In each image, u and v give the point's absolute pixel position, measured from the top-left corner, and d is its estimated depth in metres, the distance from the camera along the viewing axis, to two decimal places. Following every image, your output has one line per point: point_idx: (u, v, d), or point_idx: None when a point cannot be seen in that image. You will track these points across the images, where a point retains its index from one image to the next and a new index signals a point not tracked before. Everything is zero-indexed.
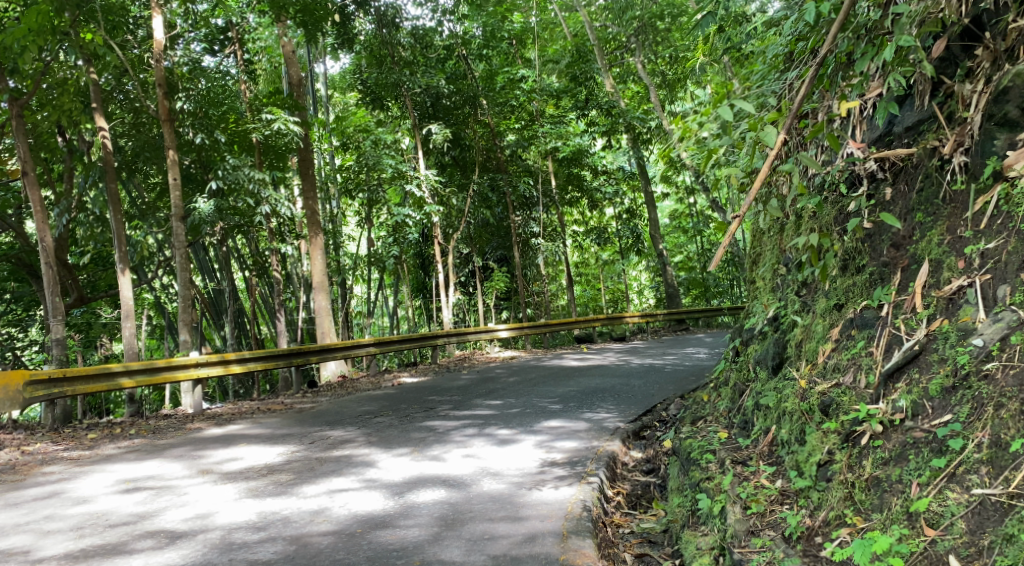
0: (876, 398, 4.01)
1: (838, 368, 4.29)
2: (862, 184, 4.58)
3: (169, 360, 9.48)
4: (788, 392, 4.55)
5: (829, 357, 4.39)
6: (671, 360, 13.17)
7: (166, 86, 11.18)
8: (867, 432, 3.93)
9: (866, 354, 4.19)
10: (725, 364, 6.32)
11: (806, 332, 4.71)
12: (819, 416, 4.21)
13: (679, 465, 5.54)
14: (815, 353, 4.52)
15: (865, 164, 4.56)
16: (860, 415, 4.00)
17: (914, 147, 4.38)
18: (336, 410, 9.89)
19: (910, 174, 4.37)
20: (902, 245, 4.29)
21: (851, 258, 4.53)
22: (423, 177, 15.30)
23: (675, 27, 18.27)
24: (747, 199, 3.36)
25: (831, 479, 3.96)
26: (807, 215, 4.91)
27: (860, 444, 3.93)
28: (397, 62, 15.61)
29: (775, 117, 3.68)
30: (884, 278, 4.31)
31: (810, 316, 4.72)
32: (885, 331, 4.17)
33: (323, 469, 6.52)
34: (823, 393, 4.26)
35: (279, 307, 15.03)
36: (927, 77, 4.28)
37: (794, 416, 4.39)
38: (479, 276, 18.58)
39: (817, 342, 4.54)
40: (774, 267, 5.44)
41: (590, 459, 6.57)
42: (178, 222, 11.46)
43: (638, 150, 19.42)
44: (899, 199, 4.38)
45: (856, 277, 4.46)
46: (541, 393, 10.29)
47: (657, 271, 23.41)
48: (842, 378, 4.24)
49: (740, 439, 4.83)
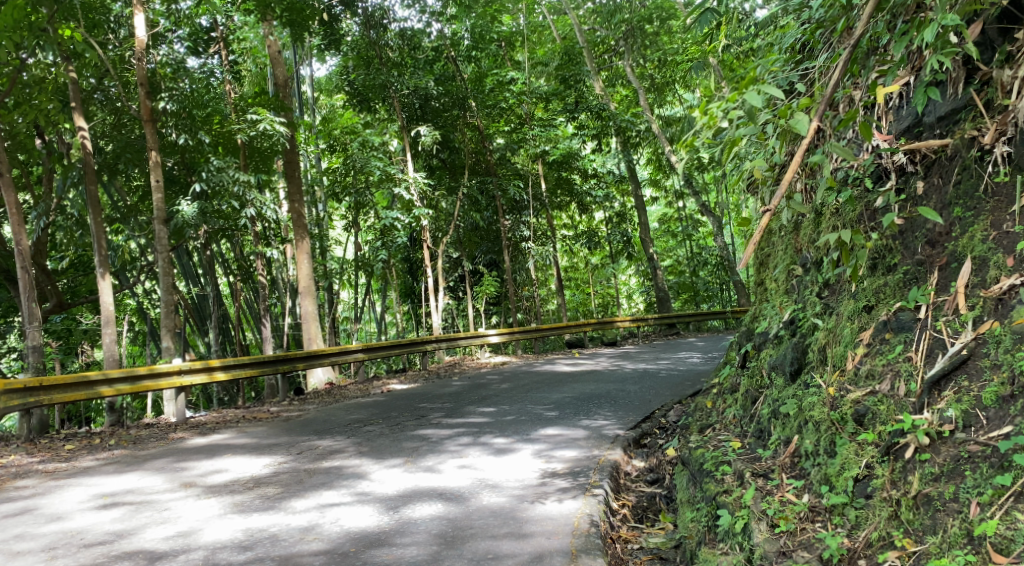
0: (920, 408, 3.74)
1: (872, 375, 4.03)
2: (890, 177, 4.32)
3: (151, 367, 9.11)
4: (812, 400, 4.29)
5: (860, 363, 4.13)
6: (666, 364, 12.92)
7: (148, 86, 10.79)
8: (912, 444, 3.67)
9: (904, 360, 3.93)
10: (732, 371, 6.06)
11: (829, 335, 4.45)
12: (853, 427, 3.96)
13: (689, 476, 5.27)
14: (842, 358, 4.26)
15: (892, 157, 4.30)
16: (904, 426, 3.74)
17: (948, 137, 4.14)
18: (324, 418, 9.57)
19: (944, 167, 4.12)
20: (938, 242, 4.04)
21: (881, 257, 4.27)
22: (411, 180, 14.97)
23: (665, 30, 18.06)
24: (779, 194, 3.07)
25: (870, 495, 3.71)
26: (829, 212, 4.65)
27: (904, 458, 3.67)
28: (385, 64, 15.27)
29: (807, 104, 3.38)
30: (919, 278, 4.06)
31: (834, 318, 4.47)
32: (924, 335, 3.92)
33: (312, 482, 6.19)
34: (857, 402, 4.00)
35: (264, 313, 14.69)
36: (961, 63, 4.06)
37: (822, 426, 4.13)
38: (468, 281, 18.25)
39: (844, 347, 4.28)
40: (789, 269, 5.17)
41: (593, 469, 6.29)
42: (162, 226, 11.10)
43: (628, 153, 19.18)
44: (933, 193, 4.13)
45: (888, 277, 4.21)
46: (536, 399, 9.98)
47: (647, 276, 23.16)
48: (877, 385, 3.98)
49: (757, 449, 4.57)
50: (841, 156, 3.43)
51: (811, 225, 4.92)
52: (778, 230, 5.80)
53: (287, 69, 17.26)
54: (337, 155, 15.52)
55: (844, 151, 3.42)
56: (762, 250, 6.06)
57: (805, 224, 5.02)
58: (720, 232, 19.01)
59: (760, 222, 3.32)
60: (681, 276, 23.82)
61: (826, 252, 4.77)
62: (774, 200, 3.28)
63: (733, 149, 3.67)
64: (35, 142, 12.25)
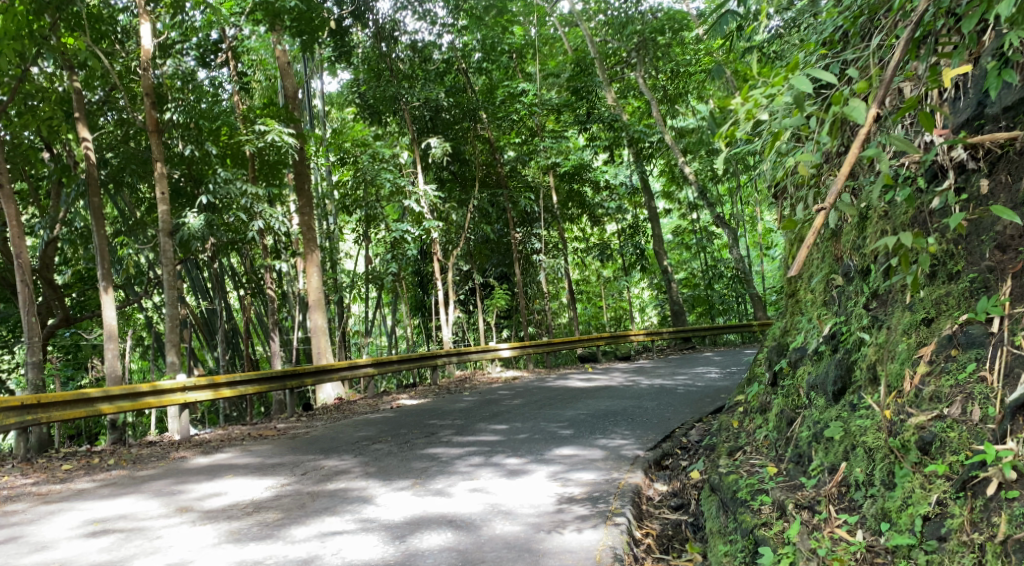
0: (1002, 437, 3.32)
1: (937, 397, 3.62)
2: (948, 176, 3.89)
3: (153, 384, 8.71)
4: (864, 423, 3.89)
5: (922, 384, 3.72)
6: (683, 380, 12.47)
7: (153, 96, 10.45)
8: (995, 479, 3.25)
9: (977, 381, 3.52)
10: (761, 389, 5.66)
11: (879, 351, 4.05)
12: (916, 456, 3.56)
13: (719, 503, 4.90)
14: (898, 376, 3.85)
15: (951, 153, 3.87)
16: (984, 459, 3.32)
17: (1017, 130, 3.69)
18: (331, 435, 9.19)
19: (1013, 162, 3.69)
20: (1008, 246, 3.63)
21: (941, 263, 3.87)
22: (421, 192, 14.61)
23: (677, 41, 17.69)
24: (838, 192, 2.66)
25: (944, 538, 3.31)
26: (875, 215, 4.27)
27: (986, 496, 3.25)
28: (395, 76, 14.94)
29: (862, 89, 2.93)
30: (989, 287, 3.65)
31: (883, 333, 4.07)
32: (1000, 352, 3.49)
33: (314, 507, 5.79)
34: (921, 428, 3.59)
35: (273, 327, 14.35)
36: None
37: (878, 454, 3.73)
38: (479, 294, 17.86)
39: (899, 365, 3.87)
40: (827, 279, 4.76)
41: (612, 495, 5.89)
42: (167, 238, 10.76)
43: (641, 165, 18.84)
44: (1001, 191, 3.68)
45: (950, 286, 3.81)
46: (550, 416, 9.56)
47: (661, 288, 22.71)
48: (945, 409, 3.56)
49: (798, 476, 4.20)
50: (897, 148, 3.02)
51: (857, 231, 4.53)
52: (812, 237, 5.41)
53: (296, 81, 16.96)
54: (345, 167, 15.08)
55: (903, 143, 3.02)
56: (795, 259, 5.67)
57: (847, 230, 4.62)
58: (735, 244, 18.56)
59: (816, 218, 2.86)
60: (695, 288, 23.33)
61: (873, 259, 4.37)
62: (830, 195, 2.85)
63: (776, 142, 3.25)
64: (39, 153, 11.94)
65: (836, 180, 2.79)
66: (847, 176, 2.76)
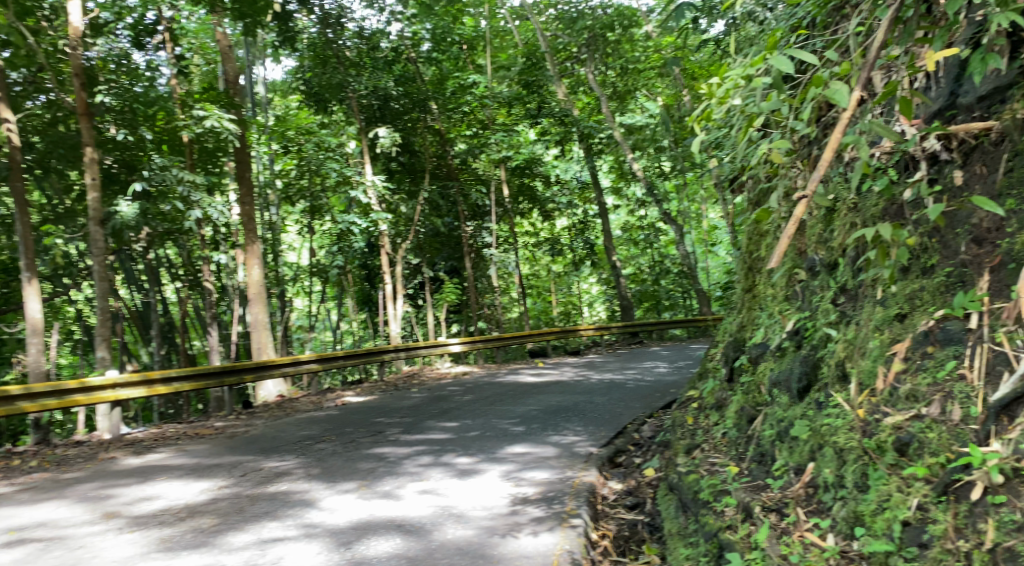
0: (986, 438, 3.22)
1: (914, 396, 3.52)
2: (920, 167, 3.84)
3: (81, 381, 8.30)
4: (834, 422, 3.78)
5: (897, 382, 3.62)
6: (633, 375, 12.39)
7: (83, 77, 10.03)
8: (980, 483, 3.13)
9: (956, 379, 3.42)
10: (717, 385, 5.55)
11: (848, 348, 3.95)
12: (893, 458, 3.44)
13: (679, 505, 4.77)
14: (871, 374, 3.75)
15: (924, 143, 3.82)
16: (967, 461, 3.20)
17: (992, 121, 3.65)
18: (273, 434, 8.88)
19: (988, 154, 3.65)
20: (985, 240, 3.57)
21: (915, 258, 3.79)
22: (368, 183, 14.26)
23: (627, 38, 17.57)
24: (819, 178, 2.60)
25: (926, 545, 3.17)
26: (844, 208, 4.19)
27: (970, 500, 3.14)
28: (342, 63, 14.62)
29: (847, 70, 2.86)
30: (965, 281, 3.58)
31: (852, 329, 3.98)
32: (979, 349, 3.40)
33: (254, 512, 5.52)
34: (898, 429, 3.48)
35: (211, 321, 13.89)
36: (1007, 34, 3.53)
37: (850, 455, 3.61)
38: (428, 289, 17.57)
39: (871, 362, 3.78)
40: (789, 273, 4.66)
41: (568, 495, 5.73)
42: (97, 227, 10.30)
43: (592, 160, 18.72)
44: (976, 182, 3.65)
45: (924, 280, 3.73)
46: (500, 413, 9.38)
47: (610, 283, 22.67)
48: (923, 408, 3.46)
49: (764, 477, 4.08)
50: (879, 134, 2.93)
51: (824, 225, 4.43)
52: (770, 232, 5.33)
53: (238, 67, 16.44)
54: (289, 156, 14.69)
55: (884, 130, 2.92)
56: (754, 254, 5.58)
57: (812, 222, 4.52)
58: (683, 240, 18.56)
59: (797, 206, 2.75)
60: (643, 284, 23.32)
61: (840, 253, 4.28)
62: (811, 182, 2.73)
63: (749, 127, 3.16)
64: None
65: (818, 165, 2.68)
66: (829, 160, 2.66)
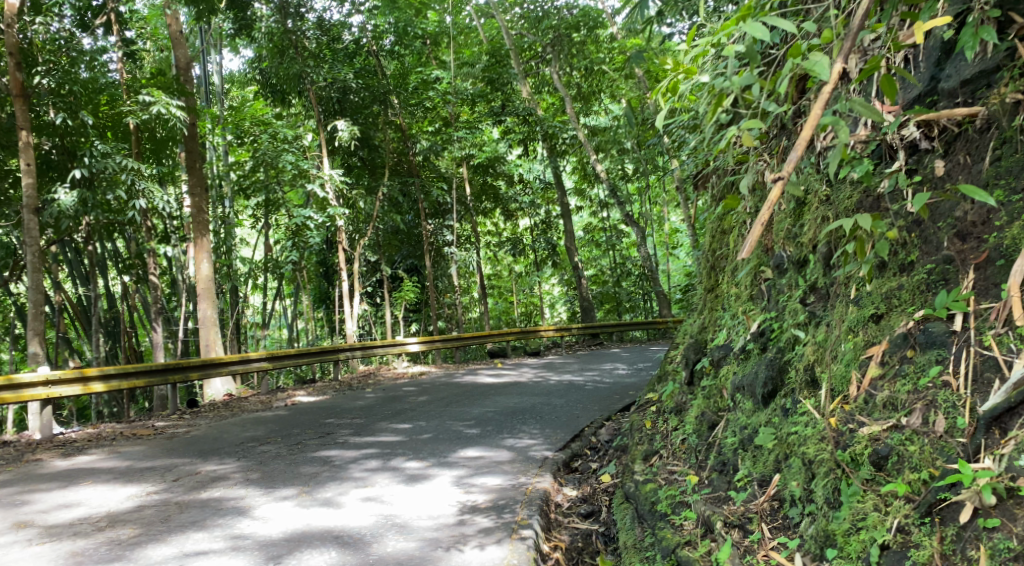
0: (976, 453, 2.97)
1: (893, 404, 3.26)
2: (898, 157, 3.59)
3: (9, 378, 7.84)
4: (804, 431, 3.53)
5: (873, 388, 3.36)
6: (593, 376, 12.11)
7: (18, 56, 9.70)
8: (970, 504, 2.90)
9: (940, 387, 3.17)
10: (677, 388, 5.29)
11: (818, 351, 3.69)
12: (869, 473, 3.20)
13: (635, 516, 4.51)
14: (844, 380, 3.49)
15: (901, 131, 3.56)
16: (955, 479, 2.96)
17: (976, 107, 3.41)
18: (215, 435, 8.49)
19: (971, 141, 3.42)
20: (969, 234, 3.33)
21: (893, 254, 3.54)
22: (326, 177, 13.80)
23: (592, 39, 17.07)
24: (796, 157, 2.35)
25: None
26: (816, 201, 3.96)
27: (958, 523, 2.90)
28: (301, 53, 14.06)
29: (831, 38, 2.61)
30: (948, 279, 3.33)
31: (823, 330, 3.73)
32: (964, 352, 3.16)
33: (180, 521, 5.33)
34: (875, 440, 3.23)
35: (157, 316, 13.37)
36: (994, 12, 3.32)
37: (820, 468, 3.37)
38: (387, 287, 17.15)
39: (844, 367, 3.52)
40: (755, 270, 4.40)
41: (519, 503, 5.42)
42: (31, 215, 9.85)
43: (555, 160, 18.45)
44: (959, 172, 3.42)
45: (902, 278, 3.48)
46: (455, 414, 9.05)
47: (572, 284, 22.43)
48: (904, 419, 3.20)
49: (726, 489, 3.82)
50: (861, 112, 2.68)
51: (792, 219, 4.18)
52: (736, 228, 5.08)
53: (192, 57, 15.94)
54: (243, 147, 14.22)
55: (866, 110, 2.67)
56: (718, 252, 5.34)
57: (779, 217, 4.28)
58: (645, 242, 18.37)
59: (772, 188, 2.47)
60: (606, 285, 23.09)
61: (810, 249, 4.02)
62: (788, 162, 2.45)
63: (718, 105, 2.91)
64: None
65: (795, 144, 2.40)
66: (808, 138, 2.38)
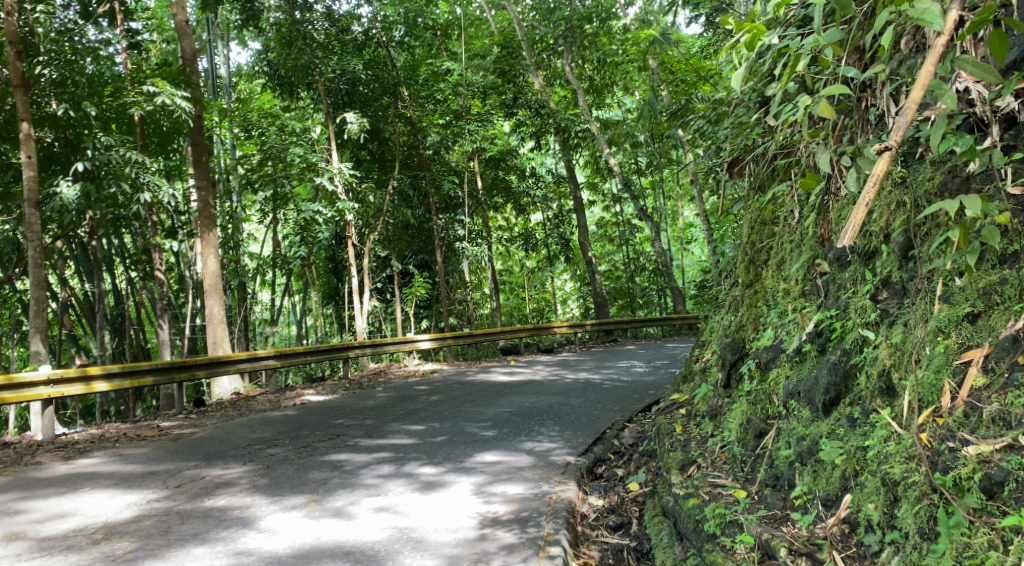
0: None
1: (1003, 419, 2.91)
2: (991, 132, 3.24)
3: (9, 378, 7.45)
4: (884, 447, 3.21)
5: (975, 400, 3.01)
6: (610, 374, 11.71)
7: (18, 45, 9.39)
8: None
9: None
10: (713, 391, 4.91)
11: (897, 356, 3.35)
12: (977, 501, 2.84)
13: (675, 532, 4.15)
14: (934, 389, 3.15)
15: (997, 101, 3.21)
16: None
17: None
18: (222, 436, 8.14)
19: None
20: None
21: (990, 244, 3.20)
22: (335, 170, 13.41)
23: (605, 30, 16.56)
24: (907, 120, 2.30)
25: None
26: (890, 186, 3.66)
27: None
28: (309, 45, 13.67)
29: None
30: None
31: (902, 331, 3.38)
32: None
33: (181, 533, 4.97)
34: (986, 463, 2.86)
35: (162, 312, 12.98)
36: None
37: (909, 491, 3.03)
38: (398, 283, 16.71)
39: (934, 374, 3.18)
40: (810, 264, 4.11)
41: (544, 515, 5.03)
42: (33, 209, 9.51)
43: (568, 154, 17.94)
44: None
45: (1003, 271, 3.14)
46: (471, 414, 8.68)
47: (585, 280, 22.00)
48: (1018, 437, 2.84)
49: (792, 513, 3.49)
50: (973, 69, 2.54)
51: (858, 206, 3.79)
52: (780, 218, 4.69)
53: (199, 51, 15.56)
54: (251, 140, 13.89)
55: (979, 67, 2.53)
56: (756, 244, 4.95)
57: (841, 206, 3.91)
58: (659, 237, 17.88)
59: (880, 162, 2.37)
60: (618, 281, 22.64)
61: (881, 240, 3.68)
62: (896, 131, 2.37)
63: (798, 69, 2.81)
64: None
65: (904, 109, 2.32)
66: (920, 100, 2.30)
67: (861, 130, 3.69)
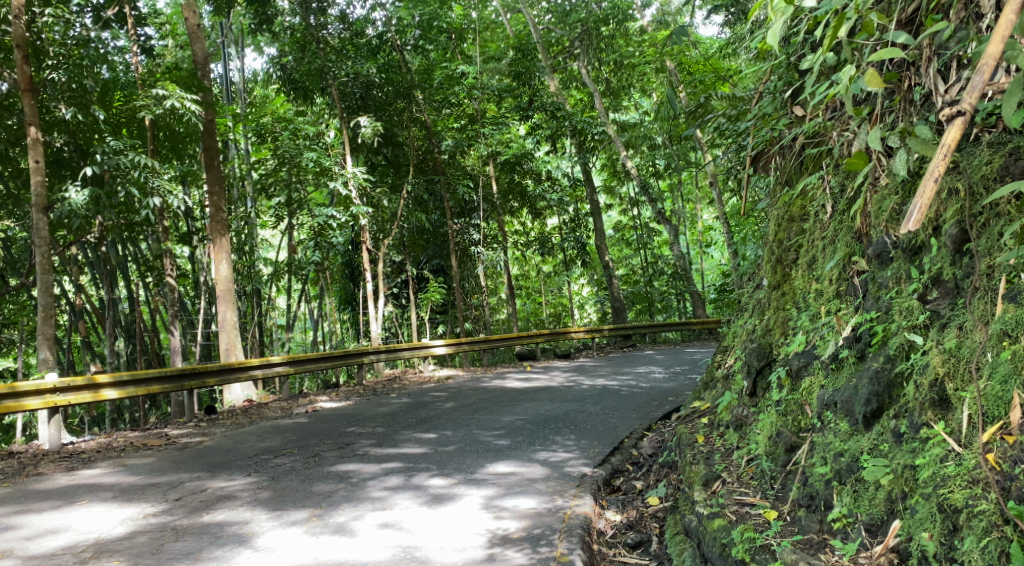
0: None
1: None
2: None
3: (12, 386, 7.11)
4: (940, 468, 2.91)
5: None
6: (628, 380, 11.34)
7: (26, 49, 9.15)
8: None
9: None
10: (737, 400, 4.58)
11: (951, 364, 3.03)
12: None
13: (700, 554, 3.84)
14: (1000, 402, 2.84)
15: None
16: None
17: None
18: (229, 445, 7.87)
19: None
20: None
21: None
22: (349, 174, 13.07)
23: (622, 33, 16.14)
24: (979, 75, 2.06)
25: None
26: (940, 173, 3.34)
27: None
28: (322, 49, 13.48)
29: None
30: None
31: (956, 336, 3.06)
32: None
33: (174, 551, 4.70)
34: None
35: (174, 318, 12.74)
36: None
37: (974, 521, 2.75)
38: (412, 289, 16.38)
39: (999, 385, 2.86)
40: (845, 262, 3.78)
41: (557, 532, 4.71)
42: (40, 214, 9.27)
43: (584, 157, 17.52)
44: None
45: None
46: (483, 422, 8.36)
47: (603, 284, 21.59)
48: None
49: (834, 542, 3.18)
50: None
51: (903, 195, 3.46)
52: (811, 213, 4.34)
53: (213, 57, 15.36)
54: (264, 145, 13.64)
55: None
56: (783, 241, 4.60)
57: (881, 197, 3.59)
58: (676, 241, 17.40)
59: (950, 130, 2.10)
60: (637, 285, 22.16)
61: (929, 232, 3.35)
62: (970, 92, 2.12)
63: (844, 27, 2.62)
64: None
65: (979, 68, 2.10)
66: (995, 54, 2.09)
67: (905, 113, 3.43)
